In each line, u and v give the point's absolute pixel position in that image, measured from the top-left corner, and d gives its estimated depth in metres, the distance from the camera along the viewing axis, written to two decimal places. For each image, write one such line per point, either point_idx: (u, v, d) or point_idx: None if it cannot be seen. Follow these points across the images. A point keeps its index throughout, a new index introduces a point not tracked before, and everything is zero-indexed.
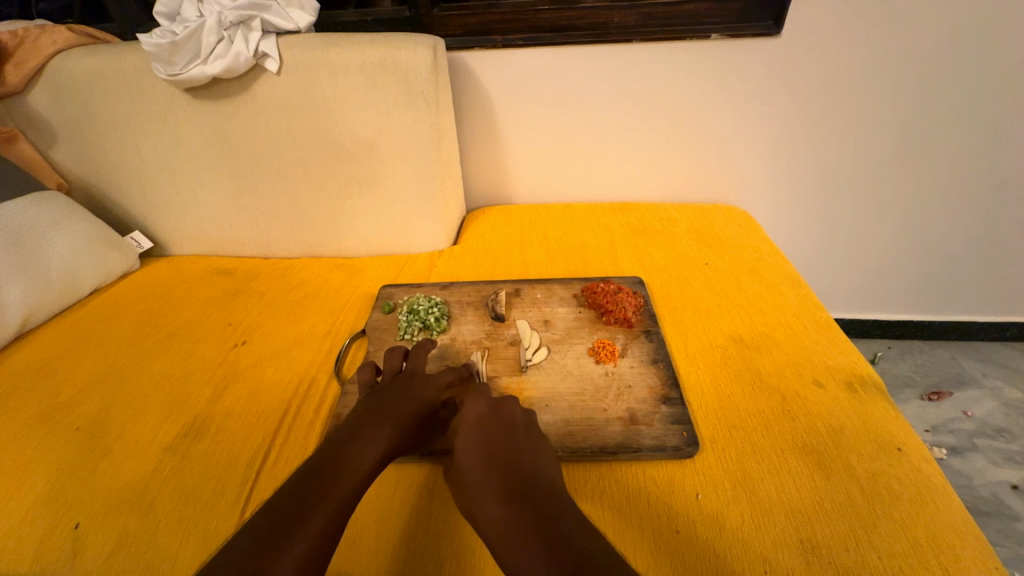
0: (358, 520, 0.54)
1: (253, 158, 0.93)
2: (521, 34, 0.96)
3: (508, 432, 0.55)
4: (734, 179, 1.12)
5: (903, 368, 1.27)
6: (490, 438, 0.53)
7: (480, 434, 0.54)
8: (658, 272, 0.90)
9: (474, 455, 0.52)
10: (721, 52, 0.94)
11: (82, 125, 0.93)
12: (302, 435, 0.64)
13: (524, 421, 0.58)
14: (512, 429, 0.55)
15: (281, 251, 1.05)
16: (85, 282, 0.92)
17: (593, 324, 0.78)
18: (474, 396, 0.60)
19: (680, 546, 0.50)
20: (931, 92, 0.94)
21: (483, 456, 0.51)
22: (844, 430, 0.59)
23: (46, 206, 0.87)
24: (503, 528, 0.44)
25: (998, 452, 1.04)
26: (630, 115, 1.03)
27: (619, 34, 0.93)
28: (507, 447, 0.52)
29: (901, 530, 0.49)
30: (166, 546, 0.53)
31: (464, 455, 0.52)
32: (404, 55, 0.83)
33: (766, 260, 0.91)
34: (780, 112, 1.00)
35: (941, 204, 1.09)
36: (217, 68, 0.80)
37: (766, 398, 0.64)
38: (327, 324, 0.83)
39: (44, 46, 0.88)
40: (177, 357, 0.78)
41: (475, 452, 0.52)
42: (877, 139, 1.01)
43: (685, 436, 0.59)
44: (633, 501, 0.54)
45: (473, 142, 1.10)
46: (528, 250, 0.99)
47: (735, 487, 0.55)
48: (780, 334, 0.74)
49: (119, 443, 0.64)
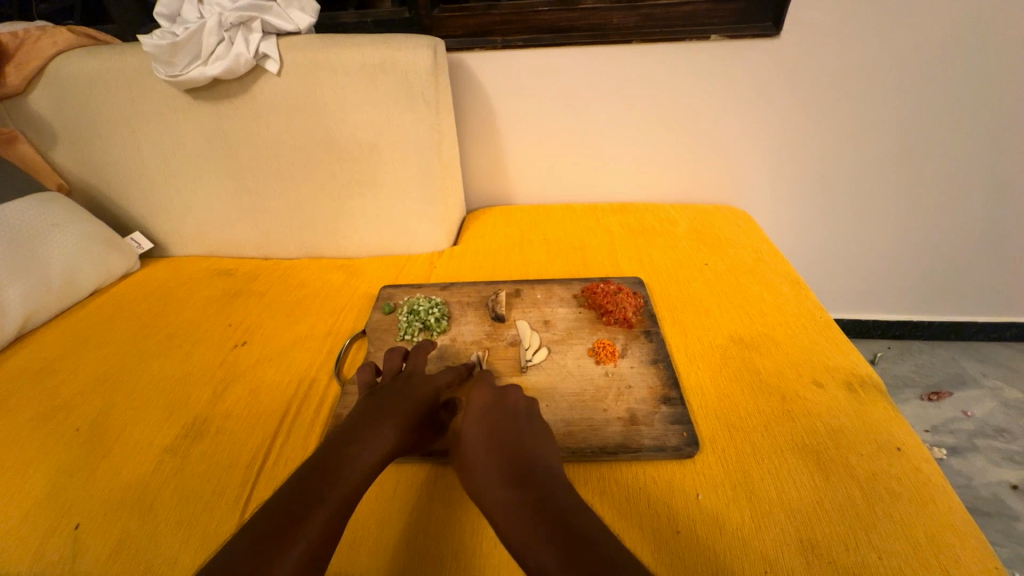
0: (358, 521, 0.54)
1: (253, 159, 0.93)
2: (520, 35, 0.96)
3: (511, 424, 0.55)
4: (733, 179, 1.12)
5: (902, 368, 1.27)
6: (493, 429, 0.53)
7: (482, 427, 0.54)
8: (658, 272, 0.90)
9: (478, 446, 0.52)
10: (721, 53, 0.94)
11: (82, 126, 0.93)
12: (302, 435, 0.64)
13: (527, 411, 0.58)
14: (516, 422, 0.55)
15: (281, 251, 1.05)
16: (85, 283, 0.92)
17: (593, 325, 0.78)
18: (480, 384, 0.60)
19: (680, 546, 0.50)
20: (930, 93, 0.94)
21: (484, 450, 0.51)
22: (843, 430, 0.59)
23: (46, 207, 0.87)
24: (506, 529, 0.44)
25: (998, 452, 1.05)
26: (630, 115, 1.03)
27: (618, 35, 0.93)
28: (509, 438, 0.52)
29: (901, 530, 0.49)
30: (165, 547, 0.53)
31: (467, 446, 0.52)
32: (404, 56, 0.83)
33: (766, 260, 0.91)
34: (780, 112, 1.00)
35: (941, 204, 1.09)
36: (218, 69, 0.80)
37: (766, 398, 0.64)
38: (327, 324, 0.83)
39: (44, 47, 0.88)
40: (177, 357, 0.78)
41: (477, 443, 0.52)
42: (876, 139, 1.01)
43: (685, 436, 0.59)
44: (633, 501, 0.54)
45: (473, 143, 1.10)
46: (528, 251, 0.99)
47: (736, 487, 0.55)
48: (779, 335, 0.74)
49: (119, 444, 0.64)
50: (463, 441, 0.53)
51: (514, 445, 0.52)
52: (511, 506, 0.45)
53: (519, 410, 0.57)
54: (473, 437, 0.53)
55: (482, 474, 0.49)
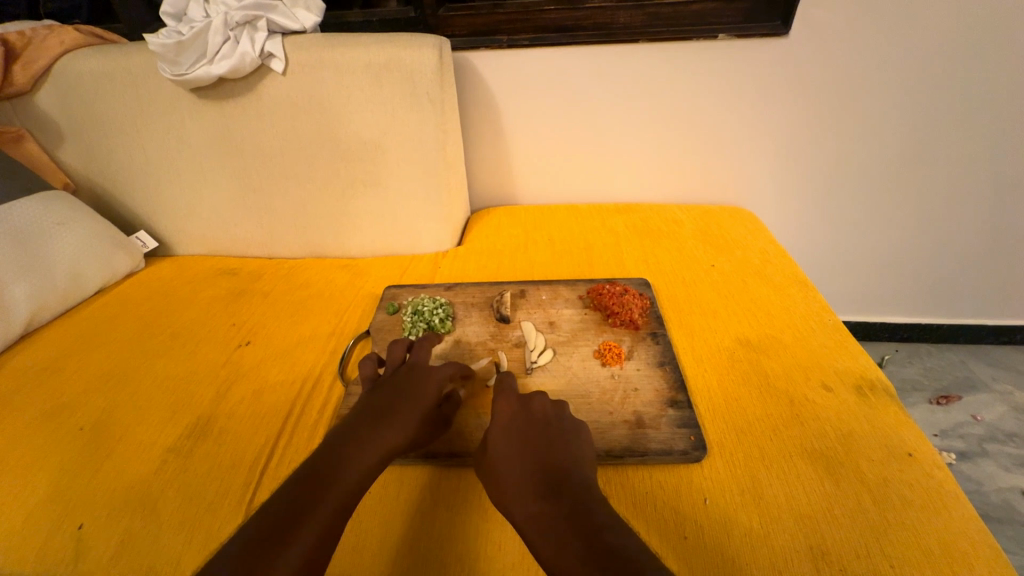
0: (361, 524, 0.53)
1: (256, 159, 0.93)
2: (526, 34, 0.95)
3: (537, 435, 0.54)
4: (737, 181, 1.11)
5: (910, 371, 1.26)
6: (518, 447, 0.53)
7: (508, 442, 0.53)
8: (665, 273, 0.89)
9: (507, 458, 0.52)
10: (729, 52, 0.93)
11: (88, 125, 0.93)
12: (305, 436, 0.64)
13: (556, 419, 0.57)
14: (543, 432, 0.54)
15: (285, 251, 1.05)
16: (89, 282, 0.92)
17: (598, 326, 0.77)
18: (505, 392, 0.60)
19: (688, 553, 0.49)
20: (936, 96, 0.93)
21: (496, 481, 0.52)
22: (853, 435, 0.59)
23: (53, 206, 0.88)
24: (532, 546, 0.44)
25: (1009, 457, 1.03)
26: (635, 115, 1.02)
27: (625, 34, 0.93)
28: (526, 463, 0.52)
29: (913, 538, 0.48)
30: (168, 547, 0.53)
31: (484, 469, 0.53)
32: (409, 55, 0.83)
33: (773, 262, 0.90)
34: (786, 113, 0.99)
35: (951, 205, 1.07)
36: (223, 68, 0.80)
37: (774, 402, 0.63)
38: (330, 324, 0.83)
39: (51, 46, 0.88)
40: (181, 357, 0.78)
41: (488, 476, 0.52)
42: (882, 141, 1.00)
43: (692, 441, 0.58)
44: (640, 506, 0.54)
45: (477, 142, 1.10)
46: (533, 252, 0.98)
47: (743, 492, 0.54)
48: (787, 337, 0.73)
49: (122, 444, 0.64)
50: (489, 454, 0.53)
51: (537, 457, 0.51)
52: (538, 519, 0.45)
53: (546, 419, 0.56)
54: (500, 449, 0.53)
55: (504, 492, 0.50)
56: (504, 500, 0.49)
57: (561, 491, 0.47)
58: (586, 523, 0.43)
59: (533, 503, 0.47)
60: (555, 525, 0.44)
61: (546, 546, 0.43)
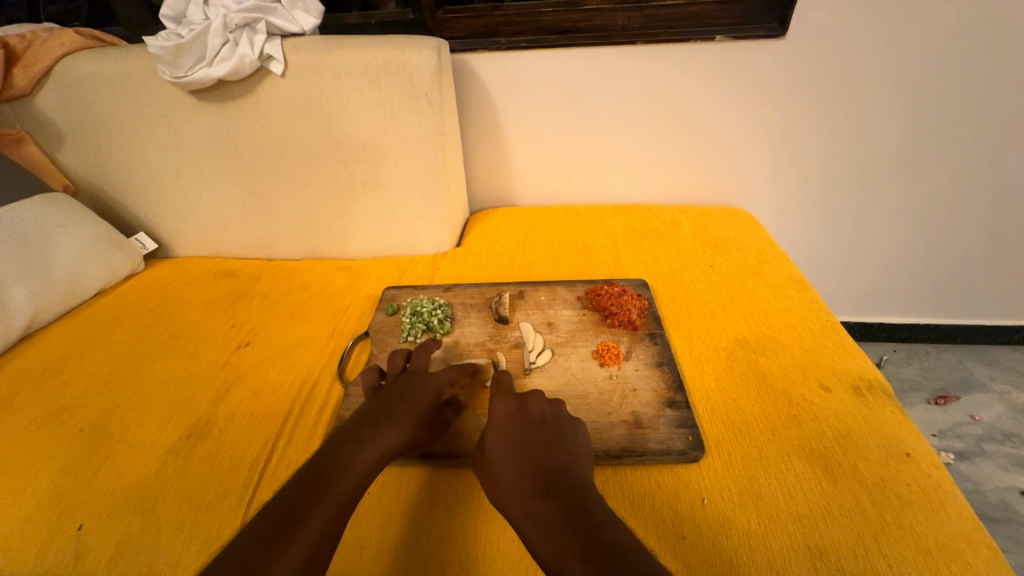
0: (359, 525, 0.54)
1: (256, 160, 0.93)
2: (525, 36, 0.96)
3: (534, 435, 0.54)
4: (734, 182, 1.11)
5: (908, 371, 1.26)
6: (515, 446, 0.53)
7: (506, 443, 0.53)
8: (663, 274, 0.90)
9: (504, 459, 0.52)
10: (726, 54, 0.93)
11: (88, 127, 0.94)
12: (304, 437, 0.64)
13: (553, 418, 0.57)
14: (541, 431, 0.55)
15: (284, 252, 1.05)
16: (89, 284, 0.92)
17: (596, 327, 0.77)
18: (503, 392, 0.60)
19: (686, 553, 0.49)
20: (933, 97, 0.94)
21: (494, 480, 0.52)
22: (851, 435, 0.59)
23: (53, 208, 0.88)
24: (530, 546, 0.44)
25: (1006, 457, 1.03)
26: (633, 116, 1.02)
27: (623, 36, 0.93)
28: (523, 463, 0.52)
29: (910, 537, 0.49)
30: (167, 548, 0.53)
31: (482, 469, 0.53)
32: (408, 57, 0.83)
33: (770, 262, 0.91)
34: (782, 114, 0.99)
35: (948, 206, 1.08)
36: (223, 70, 0.80)
37: (772, 403, 0.63)
38: (329, 326, 0.83)
39: (50, 48, 0.89)
40: (180, 358, 0.78)
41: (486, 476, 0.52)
42: (878, 141, 1.01)
43: (690, 441, 0.58)
44: (639, 505, 0.54)
45: (476, 143, 1.10)
46: (532, 253, 0.98)
47: (742, 492, 0.54)
48: (785, 337, 0.73)
49: (122, 445, 0.64)
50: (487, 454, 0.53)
51: (535, 456, 0.51)
52: (536, 518, 0.45)
53: (544, 419, 0.57)
54: (498, 449, 0.53)
55: (502, 492, 0.50)
56: (502, 500, 0.49)
57: (559, 490, 0.47)
58: (584, 523, 0.43)
59: (531, 503, 0.47)
60: (552, 524, 0.44)
61: (543, 547, 0.43)
